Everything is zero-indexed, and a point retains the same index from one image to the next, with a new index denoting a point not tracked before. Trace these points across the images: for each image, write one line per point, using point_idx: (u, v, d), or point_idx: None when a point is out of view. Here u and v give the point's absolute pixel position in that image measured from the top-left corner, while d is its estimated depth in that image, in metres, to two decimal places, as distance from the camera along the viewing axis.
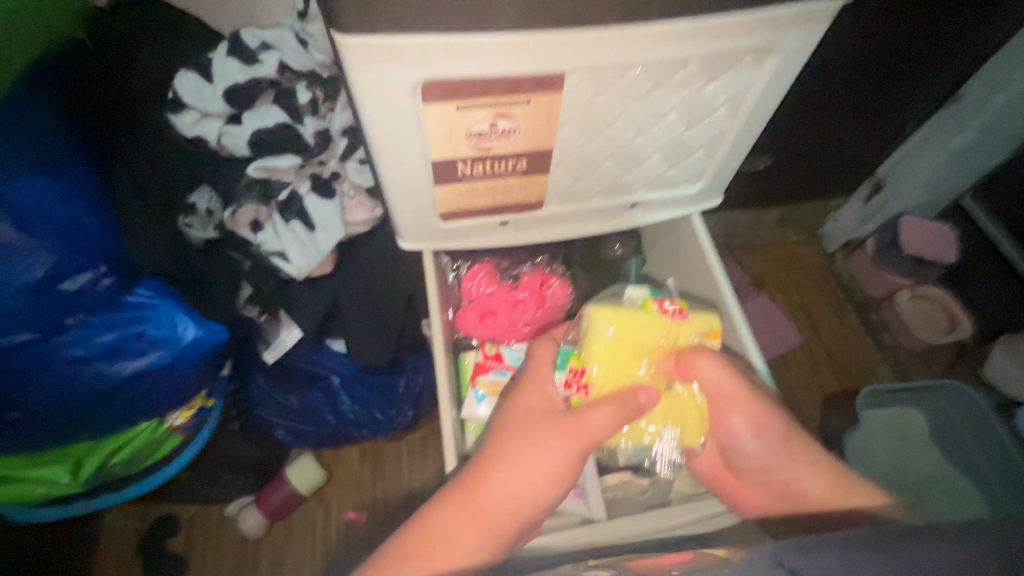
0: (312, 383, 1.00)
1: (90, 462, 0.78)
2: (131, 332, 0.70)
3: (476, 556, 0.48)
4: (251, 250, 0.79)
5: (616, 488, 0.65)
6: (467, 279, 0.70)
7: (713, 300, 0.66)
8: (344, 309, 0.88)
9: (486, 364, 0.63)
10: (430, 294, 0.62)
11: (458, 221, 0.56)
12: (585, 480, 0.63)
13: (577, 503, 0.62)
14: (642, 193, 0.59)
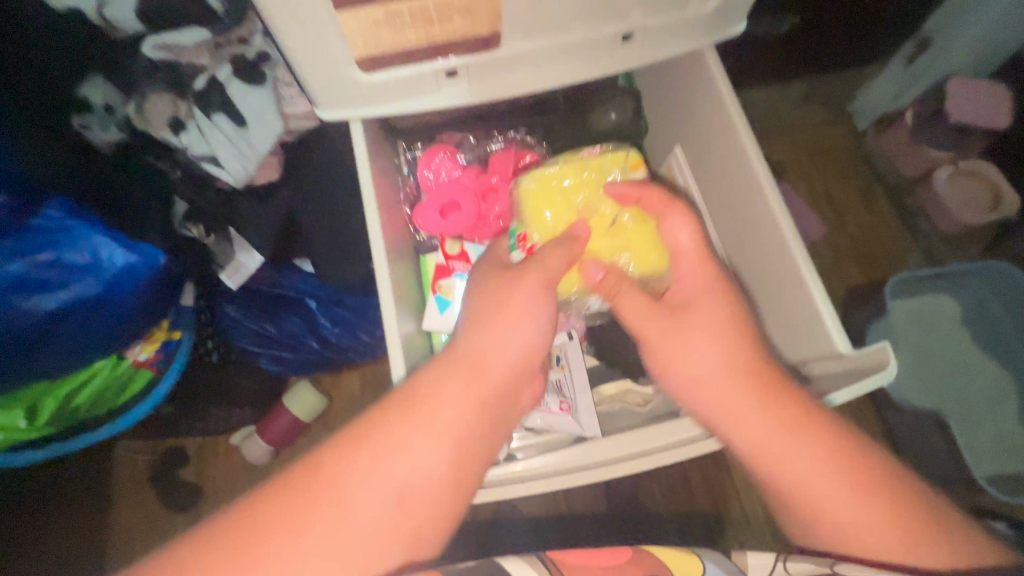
0: (287, 308, 0.92)
1: (48, 402, 0.73)
2: (44, 260, 0.61)
3: (468, 405, 0.44)
4: (176, 155, 0.68)
5: (613, 399, 0.58)
6: (421, 166, 0.59)
7: (734, 166, 0.54)
8: (302, 222, 0.77)
9: (450, 265, 0.56)
10: (365, 181, 0.51)
11: (383, 74, 0.44)
12: (574, 394, 0.56)
13: (565, 420, 0.55)
14: (629, 16, 0.44)
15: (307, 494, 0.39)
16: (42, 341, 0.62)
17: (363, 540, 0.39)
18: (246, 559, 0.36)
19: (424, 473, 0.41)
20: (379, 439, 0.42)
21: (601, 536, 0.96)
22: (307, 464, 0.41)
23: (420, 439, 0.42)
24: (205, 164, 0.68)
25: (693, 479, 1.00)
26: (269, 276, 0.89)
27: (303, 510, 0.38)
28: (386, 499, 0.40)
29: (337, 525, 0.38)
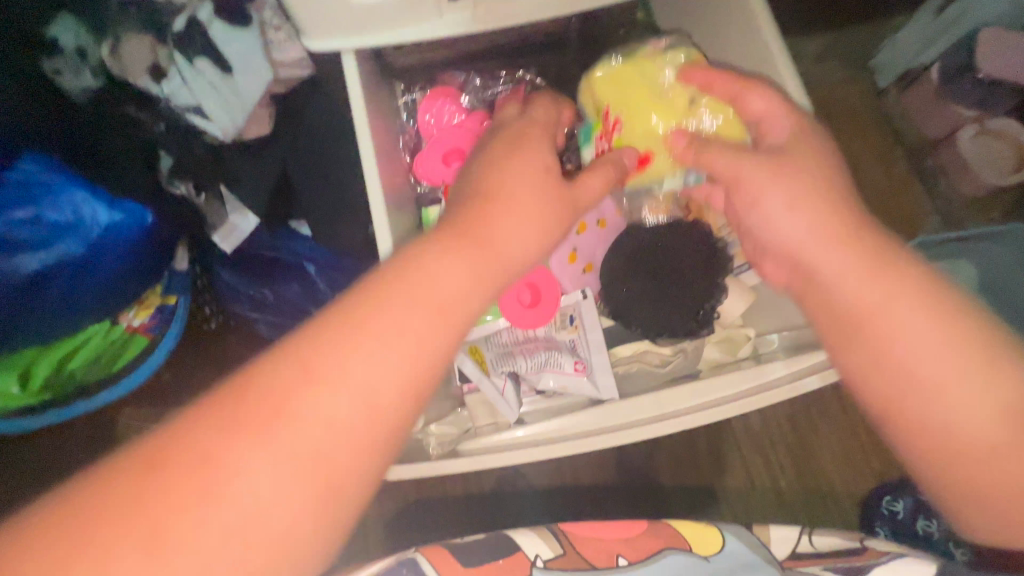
0: (287, 274, 0.87)
1: (42, 368, 0.71)
2: (24, 218, 0.58)
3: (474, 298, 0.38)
4: (160, 108, 0.64)
5: (631, 361, 0.54)
6: (422, 112, 0.56)
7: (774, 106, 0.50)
8: (297, 179, 0.73)
9: None
10: (361, 122, 0.47)
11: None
12: (589, 353, 0.51)
13: (581, 381, 0.52)
14: None
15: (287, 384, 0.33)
16: (25, 305, 0.59)
17: (364, 425, 0.33)
18: (224, 458, 0.31)
19: (429, 356, 0.36)
20: (372, 321, 0.35)
21: (607, 503, 0.96)
22: (281, 352, 0.34)
23: (422, 317, 0.36)
24: (190, 115, 0.64)
25: (700, 448, 0.99)
26: (266, 240, 0.85)
27: (286, 400, 0.32)
28: (387, 382, 0.34)
29: (330, 413, 0.33)
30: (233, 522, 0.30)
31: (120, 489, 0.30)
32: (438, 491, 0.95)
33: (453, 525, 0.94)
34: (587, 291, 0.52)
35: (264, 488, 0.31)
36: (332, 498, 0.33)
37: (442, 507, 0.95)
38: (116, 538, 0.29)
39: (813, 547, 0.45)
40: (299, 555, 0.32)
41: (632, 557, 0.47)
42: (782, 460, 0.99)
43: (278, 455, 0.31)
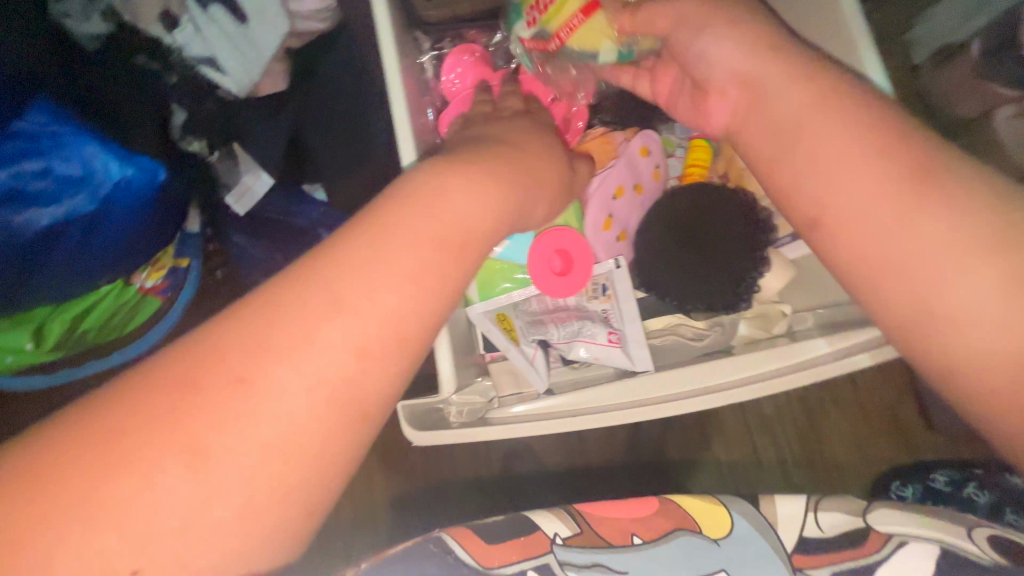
0: (298, 240, 0.84)
1: (54, 328, 0.69)
2: (34, 170, 0.55)
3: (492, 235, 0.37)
4: (169, 55, 0.63)
5: (663, 332, 0.54)
6: (445, 70, 0.56)
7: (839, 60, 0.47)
8: (311, 139, 0.70)
9: None
10: (392, 74, 0.47)
11: None
12: (623, 323, 0.51)
13: (615, 352, 0.50)
14: None
15: (285, 310, 0.30)
16: (34, 262, 0.57)
17: (374, 348, 0.31)
18: (227, 386, 0.28)
19: (437, 279, 0.33)
20: (380, 244, 0.32)
21: (613, 479, 0.95)
22: (286, 285, 0.31)
23: (433, 240, 0.33)
24: (203, 68, 0.63)
25: (709, 427, 0.98)
26: (278, 203, 0.83)
27: (287, 325, 0.30)
28: (394, 304, 0.31)
29: (336, 338, 0.30)
30: (238, 451, 0.28)
31: (119, 422, 0.28)
32: (443, 463, 0.95)
33: (458, 496, 0.94)
34: (620, 261, 0.52)
35: (267, 416, 0.28)
36: (341, 426, 0.30)
37: (447, 478, 0.95)
38: (116, 468, 0.27)
39: (819, 530, 0.45)
40: (309, 487, 0.29)
41: (646, 534, 0.46)
42: (791, 443, 0.98)
43: (281, 380, 0.29)
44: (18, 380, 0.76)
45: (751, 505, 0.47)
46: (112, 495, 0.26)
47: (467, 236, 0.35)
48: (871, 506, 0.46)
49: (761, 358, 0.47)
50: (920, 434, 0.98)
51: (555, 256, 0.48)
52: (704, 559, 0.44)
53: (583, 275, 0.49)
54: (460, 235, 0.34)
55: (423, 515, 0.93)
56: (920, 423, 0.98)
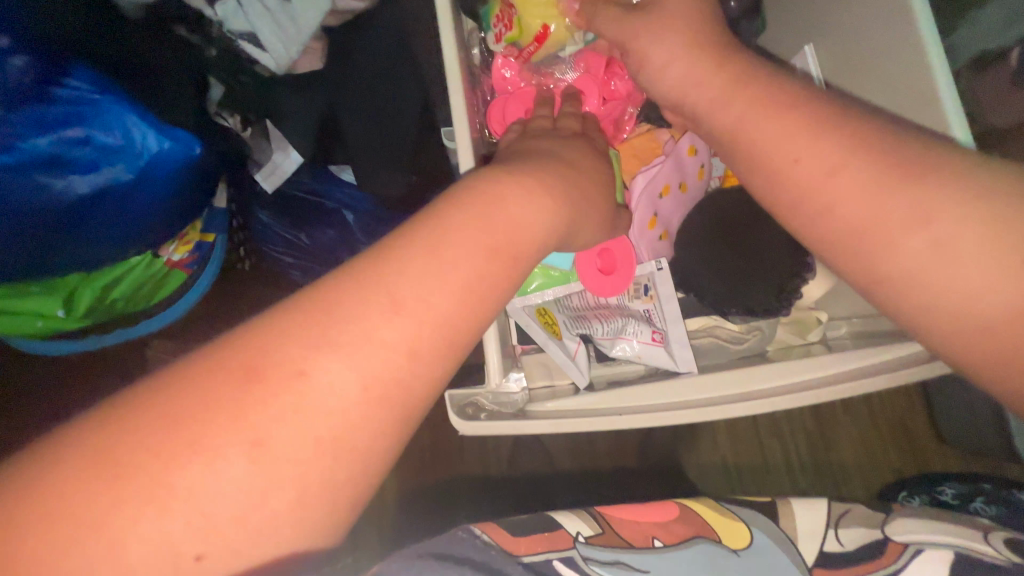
0: (321, 219, 0.85)
1: (83, 295, 0.69)
2: (72, 138, 0.54)
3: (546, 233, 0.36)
4: (214, 32, 0.63)
5: (700, 333, 0.55)
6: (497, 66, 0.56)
7: (902, 68, 0.47)
8: (343, 119, 0.69)
9: None
10: (451, 67, 0.48)
11: None
12: (666, 324, 0.51)
13: (658, 351, 0.51)
14: None
15: (341, 305, 0.29)
16: (68, 228, 0.57)
17: (431, 344, 0.30)
18: (283, 378, 0.27)
19: (490, 277, 0.32)
20: (437, 241, 0.31)
21: (621, 476, 0.96)
22: (339, 277, 0.30)
23: (490, 238, 0.32)
24: (244, 43, 0.62)
25: (719, 430, 0.99)
26: (306, 183, 0.83)
27: (343, 320, 0.28)
28: (451, 302, 0.30)
29: (393, 334, 0.29)
30: (293, 445, 0.27)
31: (171, 412, 0.26)
32: (452, 451, 0.96)
33: (465, 484, 0.95)
34: (662, 263, 0.51)
35: (324, 409, 0.27)
36: (395, 421, 0.29)
37: (456, 466, 0.96)
38: (168, 461, 0.26)
39: (841, 545, 0.45)
40: (351, 482, 0.29)
41: (669, 538, 0.47)
42: (801, 450, 0.98)
43: (338, 374, 0.28)
44: (44, 345, 0.77)
45: (771, 521, 0.48)
46: (160, 485, 0.25)
47: (524, 238, 0.34)
48: (890, 517, 0.47)
49: (796, 369, 0.46)
50: (931, 449, 0.98)
51: (598, 257, 0.49)
52: (726, 567, 0.44)
53: (628, 272, 0.50)
54: (518, 235, 0.33)
55: (430, 501, 0.94)
56: (932, 438, 0.98)
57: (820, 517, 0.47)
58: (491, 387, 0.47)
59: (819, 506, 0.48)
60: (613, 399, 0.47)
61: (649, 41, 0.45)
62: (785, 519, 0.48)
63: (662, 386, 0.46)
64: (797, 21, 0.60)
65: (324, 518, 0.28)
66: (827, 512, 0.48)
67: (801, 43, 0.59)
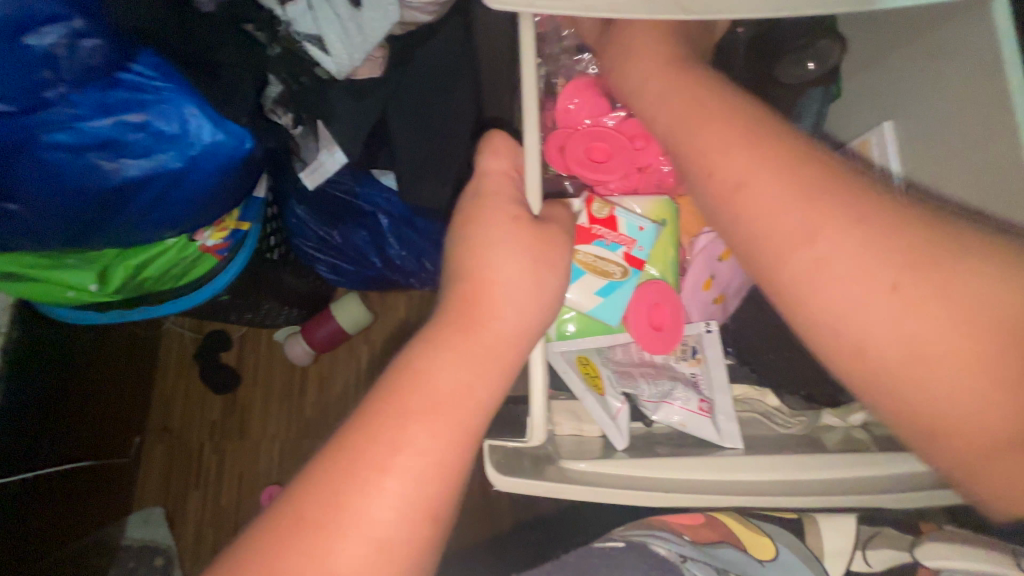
0: (357, 220, 0.88)
1: (116, 272, 0.69)
2: (132, 122, 0.54)
3: (537, 277, 0.43)
4: (278, 30, 0.64)
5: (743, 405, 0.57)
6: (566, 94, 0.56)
7: (994, 166, 0.46)
8: (395, 130, 0.70)
9: (594, 231, 0.50)
10: (528, 91, 0.45)
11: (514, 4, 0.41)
12: (713, 392, 0.52)
13: (702, 421, 0.51)
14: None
15: (406, 380, 0.39)
16: (114, 210, 0.57)
17: (485, 374, 0.40)
18: (384, 444, 0.37)
19: (509, 330, 0.41)
20: (477, 319, 0.41)
21: None
22: (374, 394, 0.39)
23: (522, 300, 0.42)
24: (308, 45, 0.63)
25: None
26: (347, 183, 0.84)
27: (415, 384, 0.39)
28: (484, 360, 0.40)
29: (453, 376, 0.39)
30: (413, 476, 0.36)
31: (315, 503, 0.35)
32: None
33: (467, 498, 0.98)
34: (711, 326, 0.53)
35: (422, 443, 0.37)
36: (472, 442, 0.39)
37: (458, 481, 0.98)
38: (348, 551, 0.34)
39: (868, 564, 0.50)
40: (450, 494, 0.38)
41: (695, 536, 0.52)
42: None
43: (420, 418, 0.37)
44: (71, 314, 0.77)
45: (797, 538, 0.51)
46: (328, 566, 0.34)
47: (545, 289, 0.43)
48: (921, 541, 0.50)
49: (839, 464, 0.46)
50: None
51: (652, 314, 0.51)
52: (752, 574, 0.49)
53: (676, 330, 0.51)
54: (541, 292, 0.43)
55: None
56: None
57: (849, 539, 0.51)
58: (531, 444, 0.45)
59: (848, 527, 0.51)
60: (661, 472, 0.45)
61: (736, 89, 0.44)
62: (811, 537, 0.51)
63: (704, 460, 0.46)
64: (877, 88, 0.58)
65: (448, 514, 0.38)
66: (855, 535, 0.51)
67: (879, 113, 0.58)
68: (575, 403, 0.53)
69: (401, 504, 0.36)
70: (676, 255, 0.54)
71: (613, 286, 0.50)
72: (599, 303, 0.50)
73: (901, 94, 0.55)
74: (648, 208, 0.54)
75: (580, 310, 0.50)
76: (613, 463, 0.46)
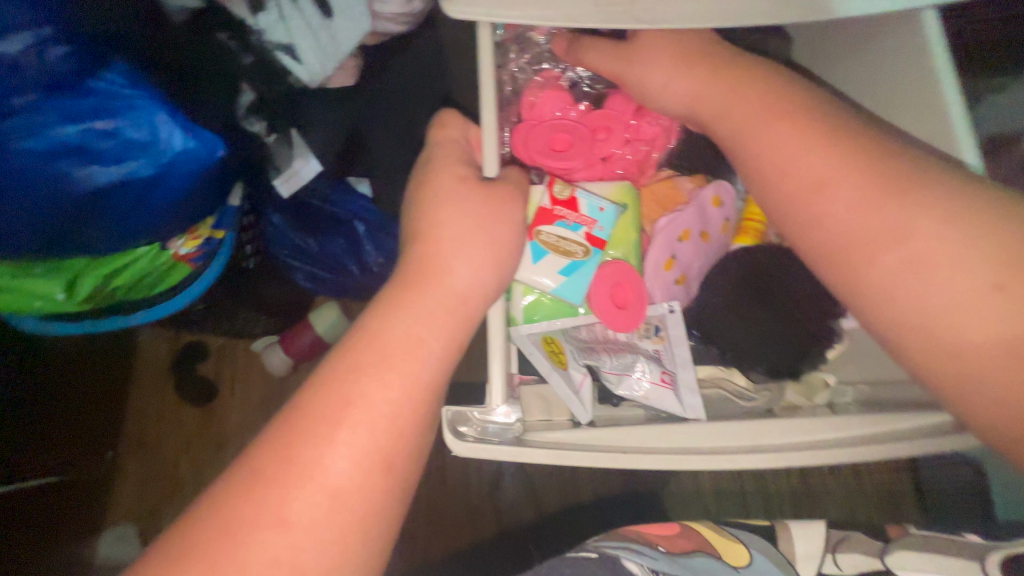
0: (334, 227, 0.88)
1: (86, 281, 0.68)
2: (102, 130, 0.54)
3: (490, 238, 0.43)
4: (249, 38, 0.64)
5: (708, 383, 0.55)
6: (528, 92, 0.58)
7: None
8: (369, 136, 0.71)
9: (555, 212, 0.52)
10: (486, 88, 0.48)
11: (473, 11, 0.44)
12: (675, 366, 0.52)
13: (665, 394, 0.51)
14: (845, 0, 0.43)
15: (358, 338, 0.39)
16: (83, 221, 0.56)
17: (440, 331, 0.40)
18: (334, 397, 0.37)
19: (463, 288, 0.42)
20: (431, 279, 0.41)
21: (598, 508, 0.96)
22: (329, 353, 0.40)
23: (475, 258, 0.43)
24: (280, 54, 0.65)
25: (703, 476, 0.98)
26: (323, 190, 0.84)
27: (367, 339, 0.39)
28: (439, 318, 0.41)
29: (406, 333, 0.39)
30: (366, 427, 0.37)
31: (267, 463, 0.35)
32: (436, 465, 0.97)
33: (447, 501, 0.97)
34: (673, 306, 0.54)
35: (375, 397, 0.37)
36: (427, 399, 0.39)
37: (438, 482, 0.97)
38: (300, 503, 0.34)
39: (838, 567, 0.49)
40: (407, 448, 0.38)
41: (672, 547, 0.53)
42: (783, 504, 0.97)
43: (371, 370, 0.38)
44: (39, 325, 0.75)
45: (767, 542, 0.51)
46: (281, 518, 0.34)
47: (499, 251, 0.44)
48: (888, 548, 0.49)
49: (803, 430, 0.46)
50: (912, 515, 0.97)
51: (613, 293, 0.52)
52: None
53: (639, 306, 0.52)
54: (495, 252, 0.44)
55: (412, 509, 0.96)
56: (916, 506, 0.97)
57: (819, 543, 0.51)
58: (492, 407, 0.47)
59: (818, 529, 0.51)
60: (625, 439, 0.46)
61: (708, 93, 0.49)
62: (783, 540, 0.51)
63: (669, 428, 0.47)
64: (823, 90, 0.60)
65: (406, 471, 0.38)
66: (825, 538, 0.51)
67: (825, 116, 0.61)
68: (545, 390, 0.52)
69: (354, 457, 0.36)
70: (638, 239, 0.55)
71: (574, 265, 0.52)
72: (562, 282, 0.51)
73: (845, 93, 0.58)
74: (609, 191, 0.55)
75: (544, 289, 0.52)
76: (578, 432, 0.47)
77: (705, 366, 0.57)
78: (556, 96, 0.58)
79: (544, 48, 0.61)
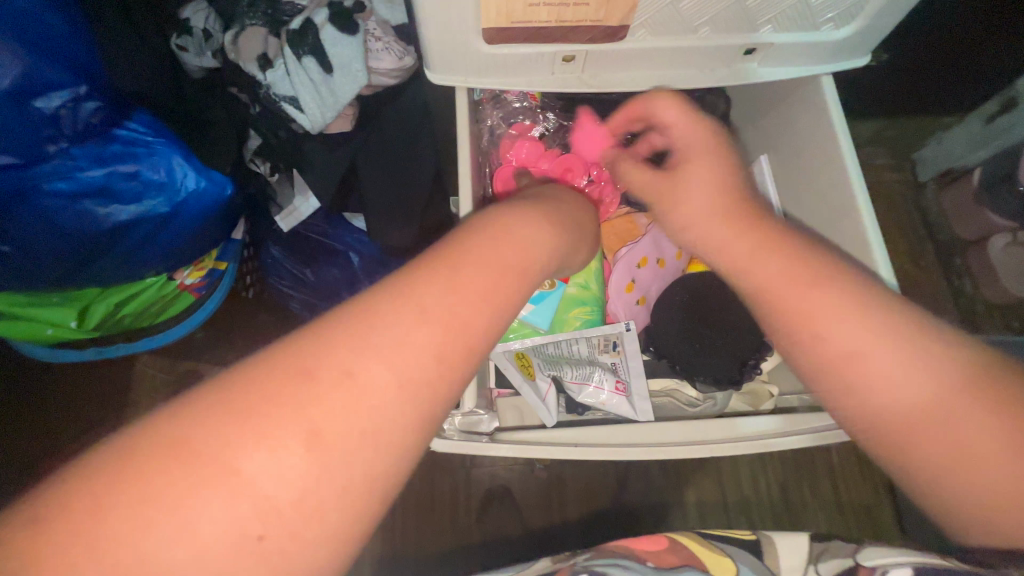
0: (330, 258, 0.91)
1: (97, 311, 0.73)
2: (125, 172, 0.60)
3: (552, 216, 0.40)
4: (259, 92, 0.70)
5: (661, 394, 0.65)
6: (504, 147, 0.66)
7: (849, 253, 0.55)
8: (364, 174, 0.77)
9: None
10: (463, 136, 0.56)
11: (456, 76, 0.52)
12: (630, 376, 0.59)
13: (620, 400, 0.59)
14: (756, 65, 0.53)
15: (424, 261, 0.33)
16: (102, 251, 0.63)
17: (506, 277, 0.34)
18: (387, 311, 0.30)
19: (529, 244, 0.36)
20: (503, 225, 0.36)
21: (584, 529, 0.99)
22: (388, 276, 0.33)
23: (543, 226, 0.38)
24: (285, 105, 0.70)
25: (687, 497, 1.01)
26: (320, 224, 0.89)
27: (427, 275, 0.31)
28: (506, 264, 0.34)
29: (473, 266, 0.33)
30: (411, 354, 0.29)
31: (284, 369, 0.27)
32: (425, 483, 1.00)
33: (436, 524, 0.98)
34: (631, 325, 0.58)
35: (431, 317, 0.30)
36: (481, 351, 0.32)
37: (428, 498, 0.99)
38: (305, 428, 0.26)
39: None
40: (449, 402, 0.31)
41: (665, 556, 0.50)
42: (764, 517, 1.00)
43: (435, 289, 0.31)
44: (47, 352, 0.80)
45: (753, 555, 0.47)
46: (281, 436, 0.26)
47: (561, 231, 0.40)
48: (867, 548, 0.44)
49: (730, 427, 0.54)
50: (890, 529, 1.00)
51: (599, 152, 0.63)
52: None
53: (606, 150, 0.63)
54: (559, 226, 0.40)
55: (401, 528, 0.98)
56: (891, 518, 1.01)
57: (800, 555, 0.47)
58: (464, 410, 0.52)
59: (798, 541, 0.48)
60: (577, 437, 0.53)
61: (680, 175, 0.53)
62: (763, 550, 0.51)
63: (613, 427, 0.54)
64: (759, 137, 0.69)
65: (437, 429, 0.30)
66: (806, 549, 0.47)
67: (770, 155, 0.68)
68: (520, 401, 0.59)
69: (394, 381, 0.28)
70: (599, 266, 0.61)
71: (543, 294, 0.58)
72: (532, 309, 0.58)
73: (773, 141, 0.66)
74: None
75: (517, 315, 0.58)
76: (540, 433, 0.54)
77: (661, 379, 0.65)
78: (529, 144, 0.65)
79: (516, 105, 0.69)
